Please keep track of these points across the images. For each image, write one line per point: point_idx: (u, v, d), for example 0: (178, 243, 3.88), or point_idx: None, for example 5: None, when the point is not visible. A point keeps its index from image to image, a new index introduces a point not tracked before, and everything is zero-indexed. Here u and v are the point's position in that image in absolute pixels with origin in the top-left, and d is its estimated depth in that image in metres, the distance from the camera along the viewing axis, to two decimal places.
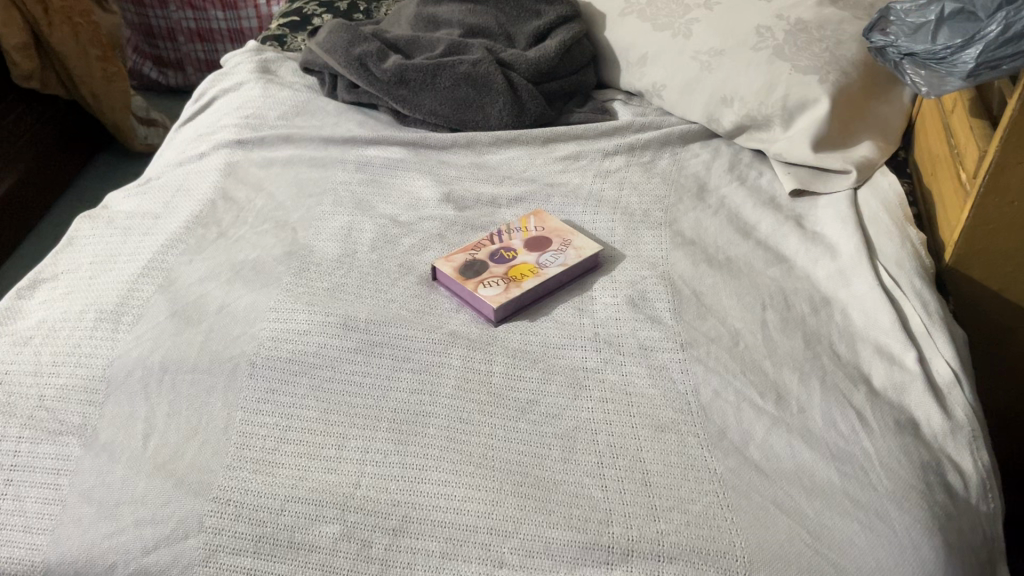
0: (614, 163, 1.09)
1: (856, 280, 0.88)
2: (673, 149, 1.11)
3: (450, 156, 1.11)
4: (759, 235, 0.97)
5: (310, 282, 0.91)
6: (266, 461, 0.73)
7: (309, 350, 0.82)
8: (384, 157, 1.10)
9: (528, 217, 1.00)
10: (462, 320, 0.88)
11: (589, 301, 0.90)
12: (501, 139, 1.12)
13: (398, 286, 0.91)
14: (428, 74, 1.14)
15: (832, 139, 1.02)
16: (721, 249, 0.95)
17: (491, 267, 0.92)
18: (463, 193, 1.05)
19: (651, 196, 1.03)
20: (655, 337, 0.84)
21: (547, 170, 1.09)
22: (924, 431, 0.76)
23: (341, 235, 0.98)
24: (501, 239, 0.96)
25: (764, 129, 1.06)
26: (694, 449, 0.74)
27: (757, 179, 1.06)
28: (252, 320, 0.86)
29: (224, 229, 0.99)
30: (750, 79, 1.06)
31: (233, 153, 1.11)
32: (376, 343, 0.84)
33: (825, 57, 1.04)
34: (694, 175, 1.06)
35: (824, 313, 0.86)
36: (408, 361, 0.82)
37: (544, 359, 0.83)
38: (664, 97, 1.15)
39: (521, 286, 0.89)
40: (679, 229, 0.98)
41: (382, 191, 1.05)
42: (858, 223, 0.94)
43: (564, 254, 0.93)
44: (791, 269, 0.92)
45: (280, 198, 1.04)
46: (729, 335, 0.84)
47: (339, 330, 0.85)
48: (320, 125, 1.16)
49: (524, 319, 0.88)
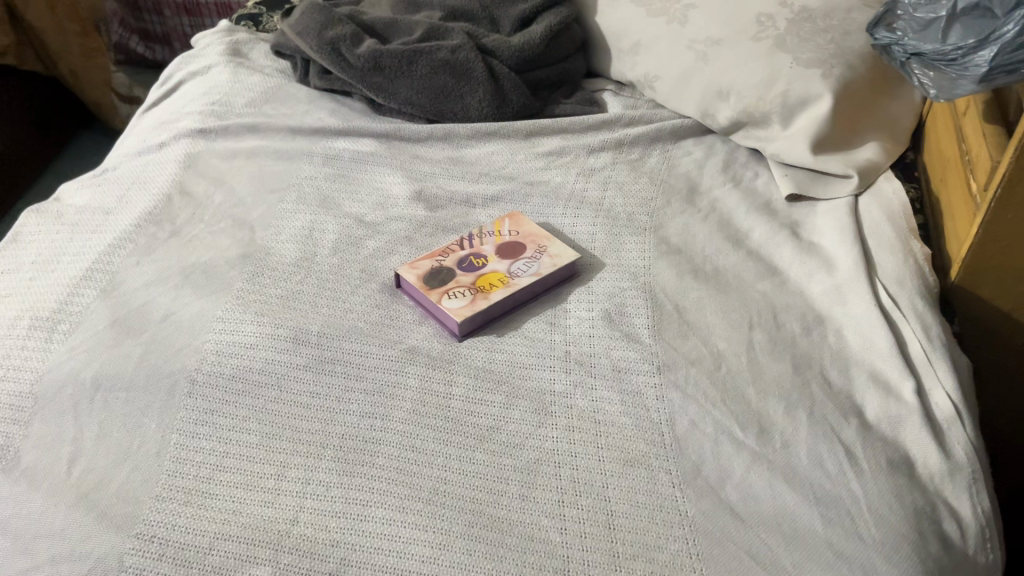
0: (600, 160, 1.01)
1: (852, 298, 0.81)
2: (664, 146, 1.03)
3: (426, 150, 1.04)
4: (751, 244, 0.90)
5: (263, 289, 0.84)
6: (199, 491, 0.68)
7: (255, 367, 0.76)
8: (354, 150, 1.03)
9: (503, 219, 0.93)
10: (424, 334, 0.81)
11: (563, 315, 0.83)
12: (481, 132, 1.05)
13: (358, 294, 0.85)
14: (404, 61, 1.06)
15: (833, 139, 0.95)
16: (709, 259, 0.88)
17: (458, 275, 0.85)
18: (436, 191, 0.98)
19: (637, 198, 0.96)
20: (631, 357, 0.78)
21: (527, 166, 1.01)
22: (920, 472, 0.69)
23: (301, 236, 0.91)
24: (471, 244, 0.89)
25: (762, 127, 0.99)
26: (665, 487, 0.68)
27: (752, 180, 0.98)
28: (196, 331, 0.79)
29: (178, 227, 0.92)
30: (748, 71, 0.98)
31: (195, 143, 1.04)
32: (327, 360, 0.77)
33: (830, 49, 0.95)
34: (685, 175, 0.99)
35: (816, 334, 0.79)
36: (361, 381, 0.76)
37: (509, 380, 0.76)
38: (657, 88, 1.07)
39: (488, 298, 0.82)
40: (664, 236, 0.91)
41: (350, 187, 0.98)
42: (858, 233, 0.87)
43: (538, 262, 0.86)
44: (783, 283, 0.85)
45: (241, 193, 0.97)
46: (711, 357, 0.78)
47: (289, 344, 0.78)
48: (289, 114, 1.09)
49: (491, 333, 0.81)
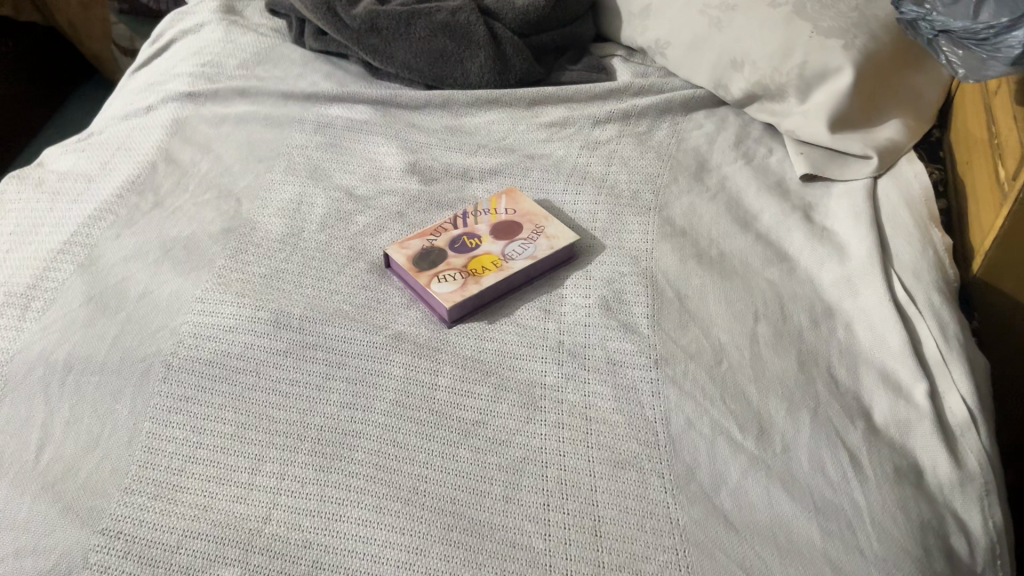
0: (604, 133, 0.96)
1: (865, 289, 0.76)
2: (673, 118, 0.98)
3: (423, 118, 1.00)
4: (760, 227, 0.85)
5: (245, 267, 0.81)
6: (170, 485, 0.65)
7: (233, 352, 0.73)
8: (347, 118, 0.98)
9: (500, 196, 0.88)
10: (411, 319, 0.77)
11: (558, 301, 0.79)
12: (481, 100, 1.00)
13: (345, 274, 0.81)
14: (401, 23, 1.01)
15: (853, 116, 0.89)
16: (715, 242, 0.83)
17: (449, 257, 0.81)
18: (431, 163, 0.93)
19: (642, 175, 0.91)
20: (627, 349, 0.74)
21: (529, 138, 0.97)
22: (928, 482, 0.65)
23: (288, 210, 0.87)
24: (464, 223, 0.85)
25: (777, 100, 0.93)
26: (657, 491, 0.64)
27: (765, 156, 0.93)
28: (174, 312, 0.76)
29: (161, 198, 0.89)
30: (765, 40, 0.91)
31: (183, 107, 1.00)
32: (308, 345, 0.74)
33: (853, 17, 0.89)
34: (694, 150, 0.94)
35: (824, 328, 0.75)
36: (343, 369, 0.73)
37: (498, 372, 0.73)
38: (668, 55, 1.01)
39: (480, 282, 0.78)
40: (669, 217, 0.86)
41: (341, 157, 0.94)
42: (875, 219, 0.81)
43: (534, 244, 0.82)
44: (792, 271, 0.80)
45: (229, 161, 0.93)
46: (712, 350, 0.73)
47: (270, 327, 0.75)
48: (282, 78, 1.04)
49: (482, 319, 0.78)
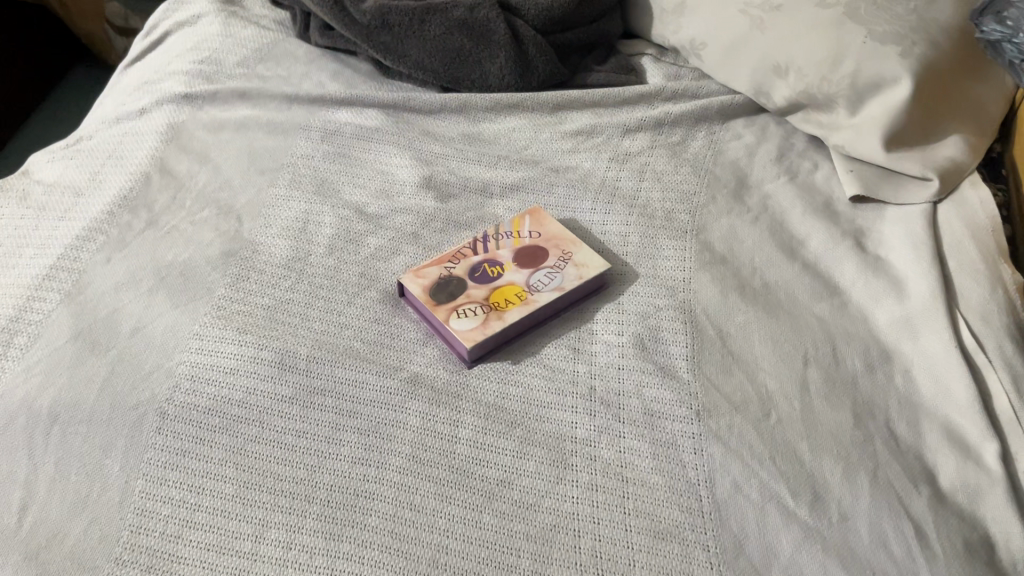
0: (635, 143, 0.89)
1: (927, 332, 0.69)
2: (709, 127, 0.90)
3: (438, 124, 0.92)
4: (807, 255, 0.78)
5: (247, 298, 0.74)
6: (165, 554, 0.59)
7: (234, 398, 0.67)
8: (356, 125, 0.91)
9: (523, 216, 0.81)
10: (427, 359, 0.71)
11: (587, 339, 0.72)
12: (501, 105, 0.92)
13: (356, 305, 0.75)
14: (415, 19, 0.93)
15: (910, 132, 0.81)
16: (758, 271, 0.77)
17: (468, 287, 0.74)
18: (448, 177, 0.86)
19: (677, 193, 0.84)
20: (665, 398, 0.67)
21: (553, 148, 0.89)
22: (1001, 558, 0.59)
23: (293, 230, 0.80)
24: (485, 247, 0.78)
25: (825, 111, 0.85)
26: (701, 568, 0.58)
27: (810, 173, 0.85)
28: (169, 351, 0.70)
29: (156, 216, 0.82)
30: (813, 45, 0.83)
31: (179, 110, 0.92)
32: (316, 391, 0.68)
33: (911, 22, 0.81)
34: (733, 164, 0.86)
35: (881, 375, 0.69)
36: (354, 419, 0.66)
37: (525, 423, 0.66)
38: (703, 57, 0.93)
39: (503, 318, 0.71)
40: (707, 242, 0.79)
41: (350, 169, 0.87)
42: (936, 250, 0.74)
43: (561, 274, 0.75)
44: (844, 307, 0.73)
45: (228, 173, 0.86)
46: (758, 400, 0.67)
47: (274, 370, 0.69)
48: (285, 78, 0.97)
49: (505, 359, 0.71)
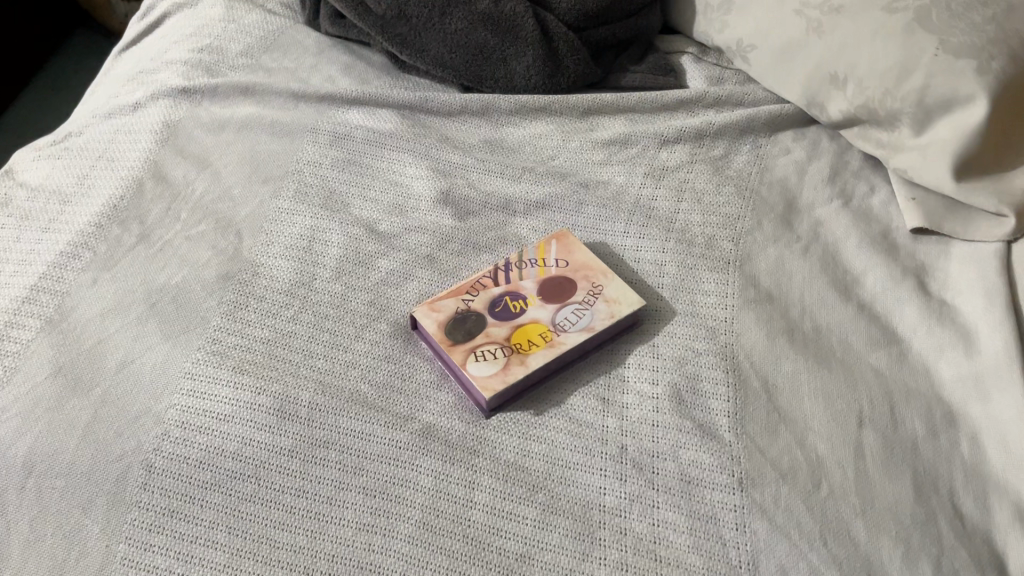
0: (673, 156, 0.81)
1: (998, 394, 0.62)
2: (755, 140, 0.82)
3: (457, 129, 0.85)
4: (862, 296, 0.70)
5: (245, 330, 0.68)
6: None
7: (228, 450, 0.61)
8: (368, 128, 0.83)
9: (549, 241, 0.74)
10: (441, 407, 0.64)
11: (618, 387, 0.65)
12: (526, 108, 0.85)
13: (364, 339, 0.68)
14: (434, 10, 0.84)
15: (982, 157, 0.72)
16: (808, 313, 0.69)
17: (488, 325, 0.67)
18: (467, 191, 0.79)
19: (719, 216, 0.76)
20: (704, 463, 0.61)
21: (583, 159, 0.82)
22: None
23: (297, 250, 0.74)
24: (507, 277, 0.71)
25: (886, 129, 0.77)
26: None
27: (867, 197, 0.78)
28: (158, 392, 0.63)
29: (148, 229, 0.75)
30: (876, 54, 0.75)
31: (177, 106, 0.85)
32: (319, 443, 0.61)
33: (991, 31, 0.72)
34: (781, 184, 0.79)
35: (945, 442, 0.62)
36: (359, 477, 0.60)
37: (548, 488, 0.60)
38: (751, 61, 0.84)
39: (525, 363, 0.64)
40: (752, 276, 0.72)
41: (361, 180, 0.79)
42: (1010, 296, 0.67)
43: (590, 311, 0.68)
44: (904, 358, 0.66)
45: (229, 181, 0.79)
46: (808, 468, 0.60)
47: (273, 418, 0.62)
48: (293, 71, 0.89)
49: (527, 409, 0.64)
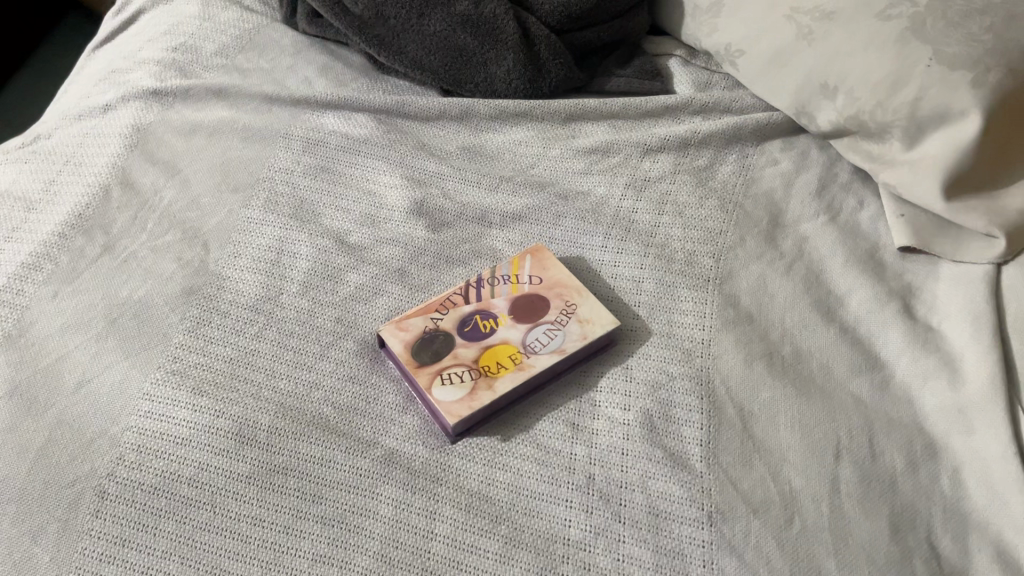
0: (656, 166, 0.78)
1: (981, 427, 0.60)
2: (742, 150, 0.80)
3: (435, 134, 0.82)
4: (845, 318, 0.68)
5: (206, 348, 0.66)
6: None
7: (183, 476, 0.59)
8: (343, 134, 0.81)
9: (523, 256, 0.71)
10: (405, 431, 0.63)
11: (589, 412, 0.63)
12: (506, 113, 0.82)
13: (329, 359, 0.66)
14: (413, 11, 0.83)
15: (975, 175, 0.70)
16: (789, 335, 0.67)
17: (456, 346, 0.65)
18: (442, 201, 0.76)
19: (701, 230, 0.74)
20: (674, 495, 0.59)
21: (563, 168, 0.79)
22: None
23: (263, 263, 0.72)
24: (478, 294, 0.69)
25: (877, 142, 0.74)
26: None
27: (855, 212, 0.75)
28: (115, 413, 0.62)
29: (113, 239, 0.73)
30: (867, 64, 0.72)
31: (147, 109, 0.83)
32: (277, 470, 0.60)
33: (987, 41, 0.69)
34: (766, 198, 0.76)
35: (925, 476, 0.59)
36: (317, 505, 0.58)
37: (511, 519, 0.58)
38: (739, 66, 0.81)
39: (493, 388, 0.62)
40: (732, 295, 0.69)
41: (334, 188, 0.77)
42: (998, 323, 0.64)
43: (562, 332, 0.66)
44: (885, 386, 0.64)
45: (197, 189, 0.77)
46: (780, 502, 0.58)
47: (231, 442, 0.61)
48: (268, 73, 0.87)
49: (493, 434, 0.63)
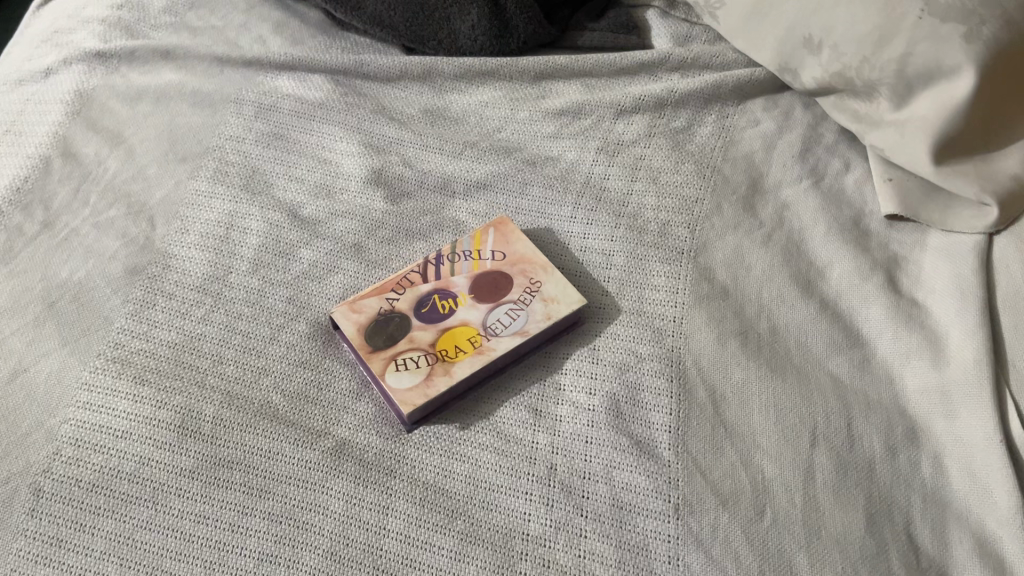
0: (630, 129, 0.74)
1: (966, 412, 0.56)
2: (721, 110, 0.75)
3: (397, 96, 0.77)
4: (826, 292, 0.64)
5: (149, 333, 0.62)
6: None
7: (124, 472, 0.56)
8: (297, 98, 0.76)
9: (485, 229, 0.67)
10: (358, 420, 0.60)
11: (552, 397, 0.60)
12: (472, 72, 0.77)
13: (280, 342, 0.63)
14: None
15: (967, 136, 0.65)
16: (765, 311, 0.63)
17: (412, 329, 0.61)
18: (402, 170, 0.72)
19: (675, 198, 0.69)
20: (639, 487, 0.56)
21: (532, 131, 0.75)
22: None
23: (212, 239, 0.68)
24: (437, 272, 0.65)
25: (864, 101, 0.69)
26: None
27: (840, 176, 0.70)
28: (52, 405, 0.59)
29: (53, 215, 0.69)
30: (853, 17, 0.66)
31: (91, 73, 0.78)
32: (222, 464, 0.57)
33: None
34: (746, 162, 0.72)
35: (904, 463, 0.56)
36: (264, 501, 0.56)
37: (467, 514, 0.55)
38: (719, 19, 0.76)
39: (450, 374, 0.59)
40: (707, 268, 0.65)
41: (287, 157, 0.73)
42: (987, 298, 0.60)
43: (525, 313, 0.62)
44: (866, 367, 0.60)
45: (143, 160, 0.72)
46: (751, 493, 0.55)
47: (174, 435, 0.58)
48: (220, 32, 0.82)
49: (451, 422, 0.59)
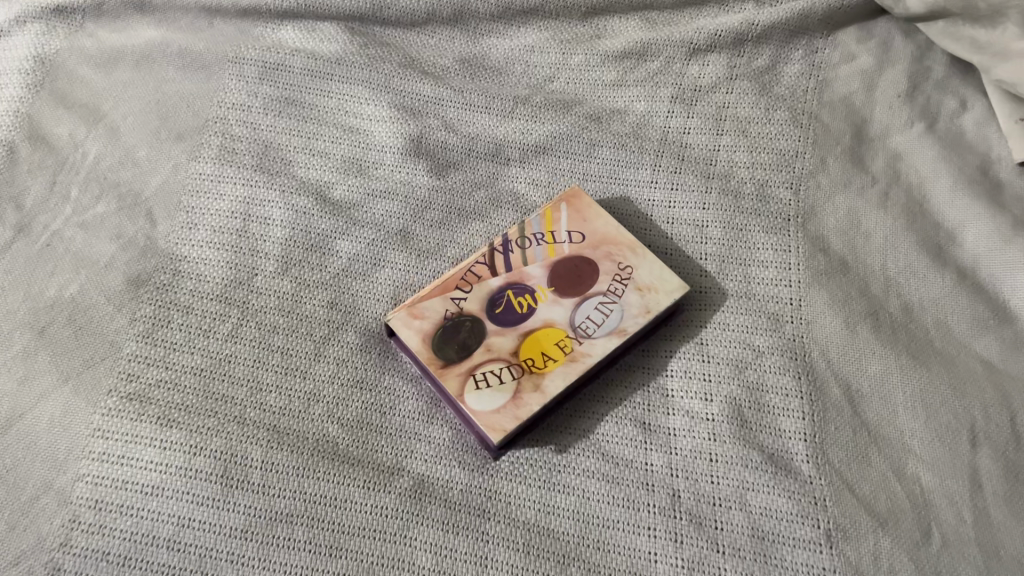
0: (706, 72, 0.63)
1: None
2: (809, 43, 0.64)
3: (426, 44, 0.65)
4: (960, 259, 0.55)
5: (168, 358, 0.51)
6: None
7: (160, 538, 0.46)
8: (308, 53, 0.64)
9: (556, 205, 0.57)
10: (435, 450, 0.50)
11: (662, 408, 0.51)
12: (511, 11, 0.65)
13: (328, 359, 0.52)
14: None
15: None
16: (894, 286, 0.54)
17: (488, 336, 0.51)
18: (444, 135, 0.61)
19: (770, 154, 0.60)
20: (780, 510, 0.47)
21: (590, 80, 0.64)
22: None
23: (227, 234, 0.56)
24: (506, 262, 0.54)
25: (985, 27, 0.59)
26: None
27: (955, 117, 0.61)
28: (60, 460, 0.48)
29: (27, 216, 0.56)
30: None
31: (51, 33, 0.65)
32: (279, 519, 0.47)
33: None
34: (845, 105, 0.61)
35: None
36: (336, 560, 0.46)
37: (581, 559, 0.46)
38: None
39: (541, 389, 0.49)
40: (819, 237, 0.56)
41: (305, 127, 0.61)
42: None
43: (618, 306, 0.52)
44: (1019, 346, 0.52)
45: (131, 139, 0.60)
46: (912, 510, 0.47)
47: (216, 488, 0.47)
48: None
49: (546, 445, 0.50)
